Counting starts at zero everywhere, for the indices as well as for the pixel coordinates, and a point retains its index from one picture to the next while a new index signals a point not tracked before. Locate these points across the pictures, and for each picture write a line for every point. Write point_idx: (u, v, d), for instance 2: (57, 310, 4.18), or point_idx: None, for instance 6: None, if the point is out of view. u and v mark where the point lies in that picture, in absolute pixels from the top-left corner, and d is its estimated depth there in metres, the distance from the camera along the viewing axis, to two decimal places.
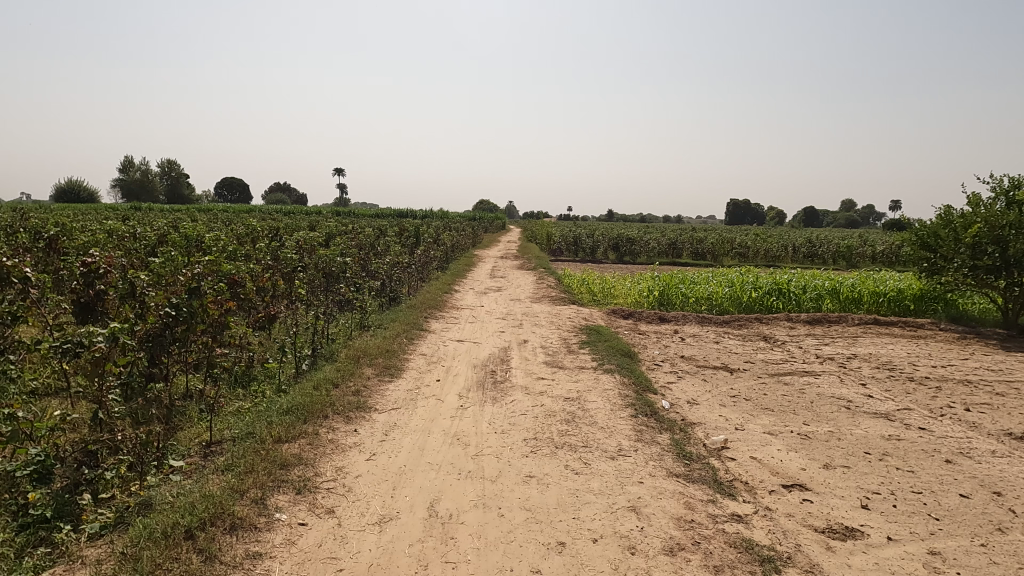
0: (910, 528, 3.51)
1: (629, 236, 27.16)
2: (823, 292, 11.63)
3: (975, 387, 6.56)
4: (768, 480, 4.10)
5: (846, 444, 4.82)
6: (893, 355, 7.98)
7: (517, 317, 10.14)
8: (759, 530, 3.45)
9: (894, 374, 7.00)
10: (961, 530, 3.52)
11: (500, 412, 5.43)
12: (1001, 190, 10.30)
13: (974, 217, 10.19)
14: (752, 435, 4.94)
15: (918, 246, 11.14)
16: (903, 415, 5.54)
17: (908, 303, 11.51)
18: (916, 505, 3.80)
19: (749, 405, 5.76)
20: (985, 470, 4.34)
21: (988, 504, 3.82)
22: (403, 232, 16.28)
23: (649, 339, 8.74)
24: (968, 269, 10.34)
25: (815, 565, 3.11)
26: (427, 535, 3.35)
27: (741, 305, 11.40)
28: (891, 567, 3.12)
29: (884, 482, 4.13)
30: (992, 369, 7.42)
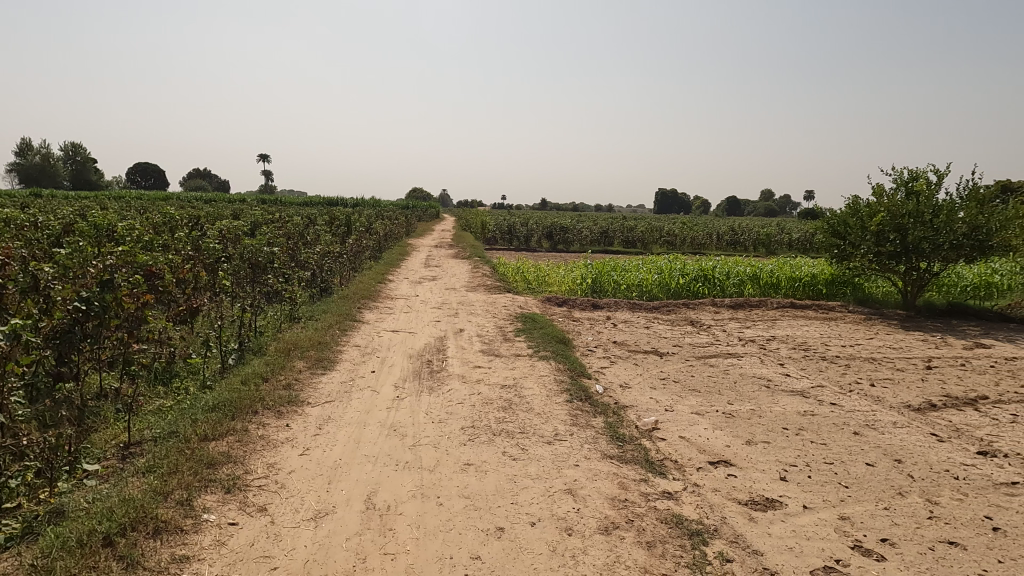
0: (823, 497, 3.77)
1: (563, 225, 27.56)
2: (744, 278, 12.20)
3: (879, 364, 7.09)
4: (696, 458, 4.30)
5: (766, 421, 5.11)
6: (807, 336, 8.52)
7: (453, 306, 10.11)
8: (687, 505, 3.61)
9: (808, 353, 7.47)
10: (867, 495, 3.81)
11: (437, 401, 5.41)
12: (901, 181, 11.11)
13: (878, 207, 11.00)
14: (680, 415, 5.15)
15: (829, 234, 11.80)
16: (816, 392, 5.92)
17: (820, 287, 12.29)
18: (828, 475, 4.09)
19: (678, 387, 6.01)
20: (888, 440, 4.71)
21: (890, 471, 4.16)
22: (333, 220, 15.84)
23: (582, 325, 8.93)
24: (873, 255, 11.12)
25: (739, 535, 3.29)
26: (365, 527, 3.31)
27: (668, 291, 11.85)
28: (807, 533, 3.34)
29: (800, 455, 4.41)
30: (893, 346, 8.06)
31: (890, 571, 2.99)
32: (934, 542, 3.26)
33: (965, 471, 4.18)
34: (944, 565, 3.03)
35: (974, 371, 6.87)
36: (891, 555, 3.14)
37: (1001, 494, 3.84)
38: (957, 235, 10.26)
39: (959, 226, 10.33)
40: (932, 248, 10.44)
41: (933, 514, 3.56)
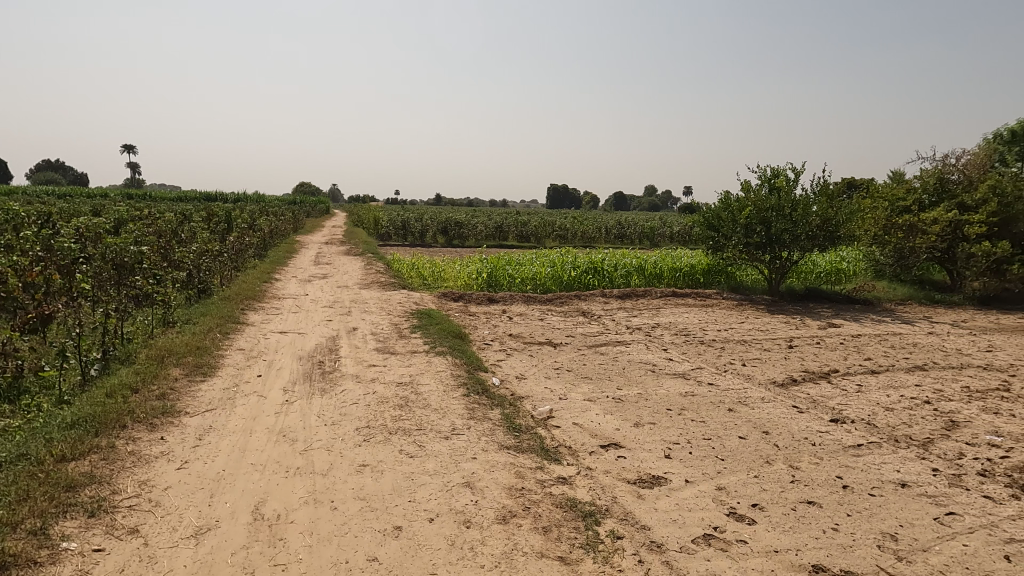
0: (702, 470, 4.07)
1: (457, 220, 27.45)
2: (631, 269, 12.83)
3: (749, 345, 7.75)
4: (588, 443, 4.48)
5: (652, 403, 5.43)
6: (687, 322, 9.14)
7: (346, 304, 9.79)
8: (581, 488, 3.75)
9: (688, 338, 8.01)
10: (740, 466, 4.16)
11: (330, 403, 5.22)
12: (765, 178, 12.17)
13: (746, 202, 12.00)
14: (574, 403, 5.34)
15: (704, 227, 12.67)
16: (696, 373, 6.37)
17: (698, 276, 13.18)
18: (707, 449, 4.41)
19: (571, 375, 6.22)
20: (757, 414, 5.17)
21: (759, 442, 4.57)
22: (211, 216, 14.77)
23: (479, 320, 8.99)
24: (743, 246, 12.12)
25: (628, 513, 3.47)
26: (252, 540, 3.14)
27: (561, 283, 12.23)
28: (688, 505, 3.59)
29: (682, 433, 4.73)
30: (760, 329, 8.84)
31: (760, 532, 3.28)
32: (796, 502, 3.62)
33: (820, 437, 4.68)
34: (804, 523, 3.37)
35: (826, 348, 7.70)
36: (761, 517, 3.45)
37: (849, 455, 4.34)
38: (811, 227, 11.54)
39: (812, 219, 11.61)
40: (791, 239, 11.65)
41: (795, 478, 3.96)
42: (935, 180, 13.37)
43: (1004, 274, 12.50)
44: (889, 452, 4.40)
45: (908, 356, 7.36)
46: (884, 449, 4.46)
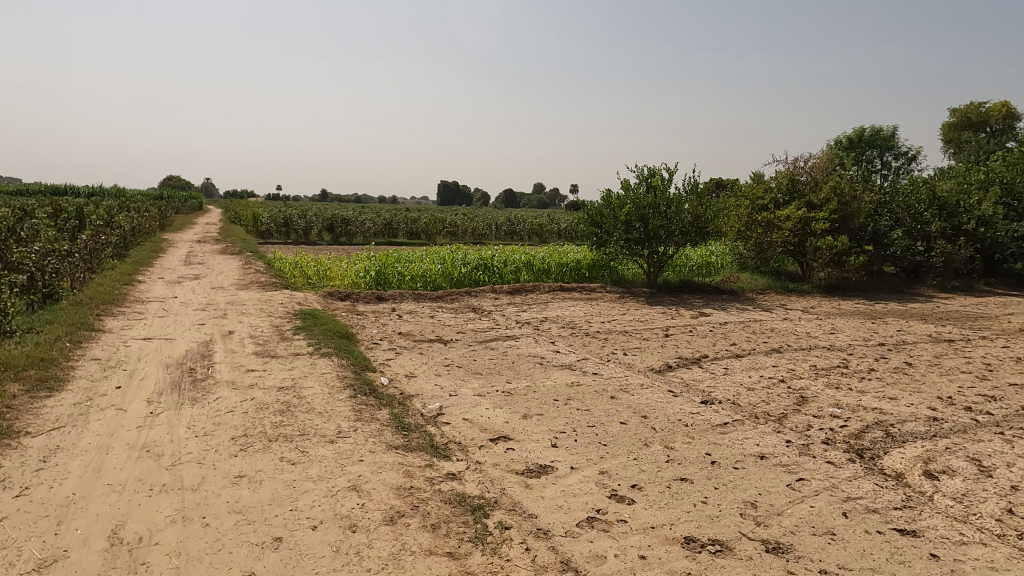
0: (587, 456, 4.24)
1: (344, 217, 26.49)
2: (520, 265, 13.08)
3: (630, 335, 8.18)
4: (478, 437, 4.51)
5: (539, 394, 5.57)
6: (574, 315, 9.48)
7: (221, 306, 9.15)
8: (470, 483, 3.78)
9: (574, 330, 8.31)
10: (621, 450, 4.38)
11: (202, 412, 4.85)
12: (643, 177, 12.90)
13: (626, 199, 12.68)
14: (464, 399, 5.35)
15: (588, 224, 13.15)
16: (581, 364, 6.63)
17: (584, 271, 13.67)
18: (591, 436, 4.61)
19: (462, 371, 6.24)
20: (637, 400, 5.47)
21: (638, 426, 4.84)
22: (58, 212, 13.17)
23: (367, 319, 8.75)
24: (624, 241, 12.78)
25: (516, 503, 3.54)
26: (109, 567, 2.85)
27: (451, 280, 12.21)
28: (573, 491, 3.73)
29: (568, 422, 4.90)
30: (640, 319, 9.36)
31: (638, 510, 3.48)
32: (671, 480, 3.88)
33: (692, 418, 5.05)
34: (677, 498, 3.62)
35: (698, 335, 8.31)
36: (639, 497, 3.65)
37: (717, 433, 4.72)
38: (685, 223, 12.49)
39: (685, 216, 12.54)
40: (667, 234, 12.51)
41: (670, 458, 4.23)
42: (787, 181, 14.84)
43: (843, 266, 14.12)
44: (751, 427, 4.84)
45: (766, 340, 8.12)
46: (746, 425, 4.89)
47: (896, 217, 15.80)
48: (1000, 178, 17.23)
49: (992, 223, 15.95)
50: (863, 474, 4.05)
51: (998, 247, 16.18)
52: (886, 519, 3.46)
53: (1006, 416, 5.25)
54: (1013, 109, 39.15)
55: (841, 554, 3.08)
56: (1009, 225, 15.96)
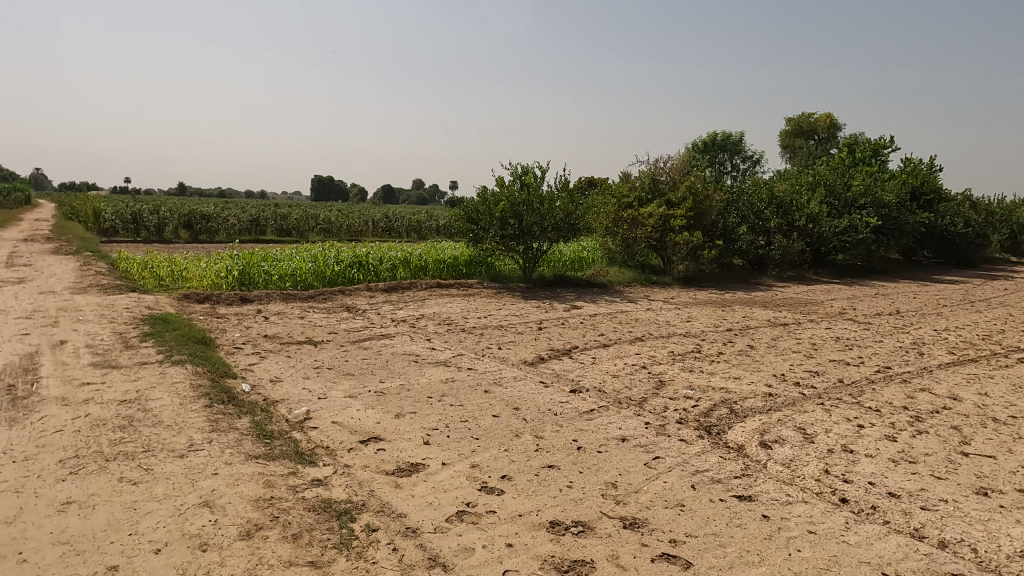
0: (458, 451, 4.26)
1: (204, 213, 24.47)
2: (396, 262, 12.84)
3: (505, 330, 8.33)
4: (346, 440, 4.38)
5: (413, 392, 5.51)
6: (450, 312, 9.49)
7: (50, 313, 8.08)
8: (336, 487, 3.66)
9: (450, 327, 8.31)
10: (493, 442, 4.45)
11: (22, 435, 4.26)
12: (517, 174, 13.22)
13: (501, 196, 12.96)
14: (333, 401, 5.17)
15: (464, 220, 13.19)
16: (457, 360, 6.65)
17: (462, 267, 13.70)
18: (463, 431, 4.64)
19: (332, 373, 6.01)
20: (509, 393, 5.59)
21: (510, 418, 4.94)
22: None
23: (227, 322, 8.14)
24: (500, 237, 13.02)
25: (385, 504, 3.48)
26: None
27: (324, 279, 11.73)
28: (444, 486, 3.74)
29: (441, 418, 4.89)
30: (515, 314, 9.58)
31: (507, 500, 3.56)
32: (539, 468, 4.01)
33: (561, 407, 5.25)
34: (544, 485, 3.75)
35: (569, 327, 8.65)
36: (508, 486, 3.74)
37: (583, 420, 4.95)
38: (557, 220, 13.08)
39: (556, 212, 13.15)
40: (540, 230, 13.02)
41: (539, 446, 4.37)
42: (649, 180, 15.90)
43: (698, 258, 15.55)
44: (614, 412, 5.13)
45: (631, 330, 8.65)
46: (610, 411, 5.18)
47: (742, 215, 17.50)
48: (824, 181, 19.67)
49: (818, 220, 18.19)
50: (710, 448, 4.45)
51: (823, 241, 18.47)
52: (727, 487, 3.83)
53: (825, 389, 6.02)
54: (835, 121, 44.84)
55: (688, 523, 3.36)
56: (831, 222, 18.30)
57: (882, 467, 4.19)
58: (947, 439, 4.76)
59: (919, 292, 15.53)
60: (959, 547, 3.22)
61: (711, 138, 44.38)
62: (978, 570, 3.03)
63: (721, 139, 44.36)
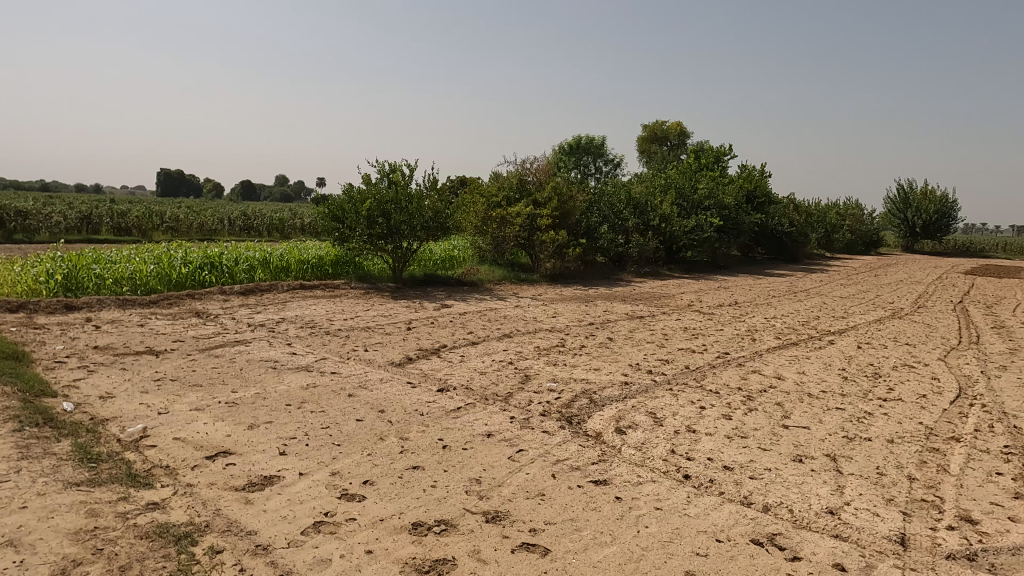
0: (317, 459, 4.08)
1: (20, 208, 21.26)
2: (254, 263, 12.03)
3: (372, 331, 8.12)
4: (190, 457, 4.02)
5: (269, 401, 5.19)
6: (314, 314, 9.07)
7: None
8: (176, 510, 3.34)
9: (313, 330, 7.94)
10: (355, 447, 4.31)
11: None
12: (384, 172, 12.99)
13: (367, 194, 12.66)
14: (176, 416, 4.72)
15: (329, 218, 12.67)
16: (319, 364, 6.36)
17: (327, 267, 13.14)
18: (324, 438, 4.45)
19: (176, 385, 5.49)
20: (375, 395, 5.46)
21: (375, 421, 4.82)
22: None
23: (47, 333, 7.14)
24: (367, 236, 12.70)
25: (232, 522, 3.24)
26: None
27: (169, 282, 10.70)
28: (300, 497, 3.56)
29: (299, 426, 4.65)
30: (384, 314, 9.38)
31: (368, 506, 3.47)
32: (403, 470, 3.95)
33: (428, 407, 5.22)
34: (407, 487, 3.70)
35: (438, 326, 8.62)
36: (370, 492, 3.64)
37: (450, 418, 4.96)
38: (426, 219, 13.04)
39: (425, 211, 13.11)
40: (408, 230, 12.90)
41: (404, 448, 4.31)
42: (517, 181, 16.31)
43: (563, 256, 16.33)
44: (481, 409, 5.19)
45: (499, 327, 8.80)
46: (477, 408, 5.24)
47: (603, 214, 18.50)
48: (674, 184, 21.37)
49: (670, 220, 19.74)
50: (571, 438, 4.65)
51: (675, 240, 20.07)
52: (585, 473, 4.03)
53: (674, 375, 6.54)
54: (683, 129, 48.89)
55: (548, 511, 3.49)
56: (681, 222, 19.93)
57: (720, 443, 4.64)
58: (772, 415, 5.37)
59: (754, 285, 17.40)
60: (779, 509, 3.64)
61: (576, 142, 46.42)
62: (792, 527, 3.45)
63: (584, 143, 46.59)
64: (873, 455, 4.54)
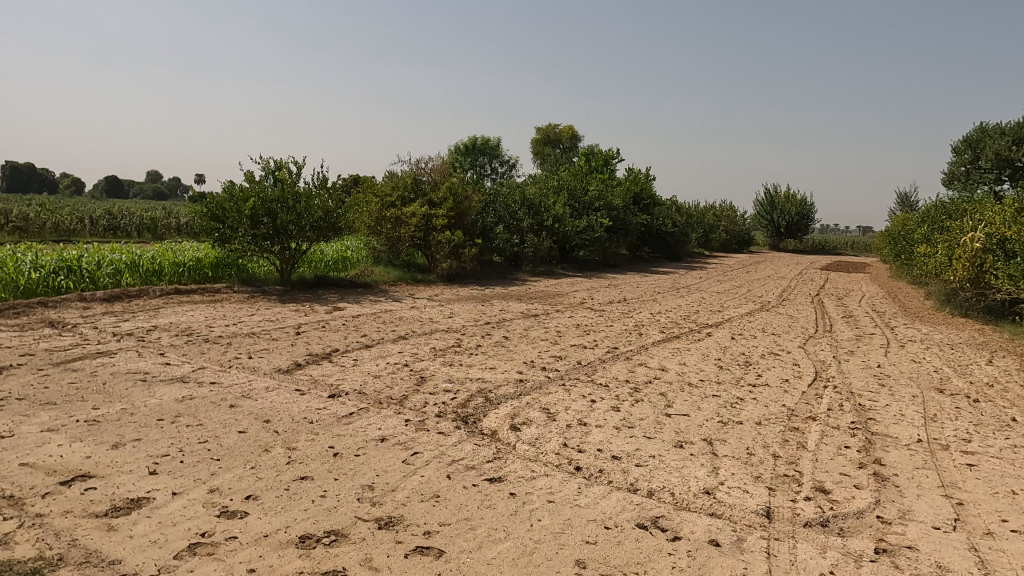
0: (193, 477, 3.79)
1: None
2: (120, 266, 10.97)
3: (257, 337, 7.67)
4: (41, 485, 3.59)
5: (138, 417, 4.76)
6: (191, 321, 8.42)
7: None
8: (22, 544, 2.97)
9: (190, 338, 7.37)
10: (237, 461, 4.06)
11: None
12: (269, 170, 12.35)
13: (250, 193, 11.97)
14: (23, 439, 4.20)
15: (207, 218, 11.83)
16: (197, 374, 5.92)
17: (206, 271, 12.25)
18: (201, 453, 4.14)
19: (23, 405, 4.87)
20: (259, 405, 5.16)
21: (259, 433, 4.56)
22: None
23: None
24: (250, 237, 11.99)
25: (92, 553, 2.94)
26: None
27: (16, 289, 9.49)
28: (174, 519, 3.29)
29: (173, 442, 4.30)
30: (270, 319, 8.89)
31: (251, 522, 3.27)
32: (290, 481, 3.77)
33: (317, 414, 5.02)
34: (294, 500, 3.54)
35: (330, 330, 8.31)
36: (253, 507, 3.44)
37: (342, 424, 4.80)
38: (316, 219, 12.57)
39: (315, 210, 12.64)
40: (297, 230, 12.35)
41: (291, 459, 4.12)
42: (411, 180, 16.11)
43: (459, 256, 16.34)
44: (374, 413, 5.07)
45: (394, 329, 8.64)
46: (370, 412, 5.10)
47: (499, 215, 18.70)
48: (567, 185, 22.04)
49: (563, 221, 20.35)
50: (466, 437, 4.66)
51: (568, 240, 20.70)
52: (480, 472, 4.05)
53: (567, 371, 6.75)
54: (575, 133, 50.57)
55: (442, 512, 3.48)
56: (573, 222, 20.61)
57: (608, 434, 4.84)
58: (656, 404, 5.69)
59: (641, 282, 18.34)
60: (662, 493, 3.86)
61: (472, 142, 46.59)
62: (673, 509, 3.68)
63: (480, 143, 46.87)
64: (744, 437, 4.95)
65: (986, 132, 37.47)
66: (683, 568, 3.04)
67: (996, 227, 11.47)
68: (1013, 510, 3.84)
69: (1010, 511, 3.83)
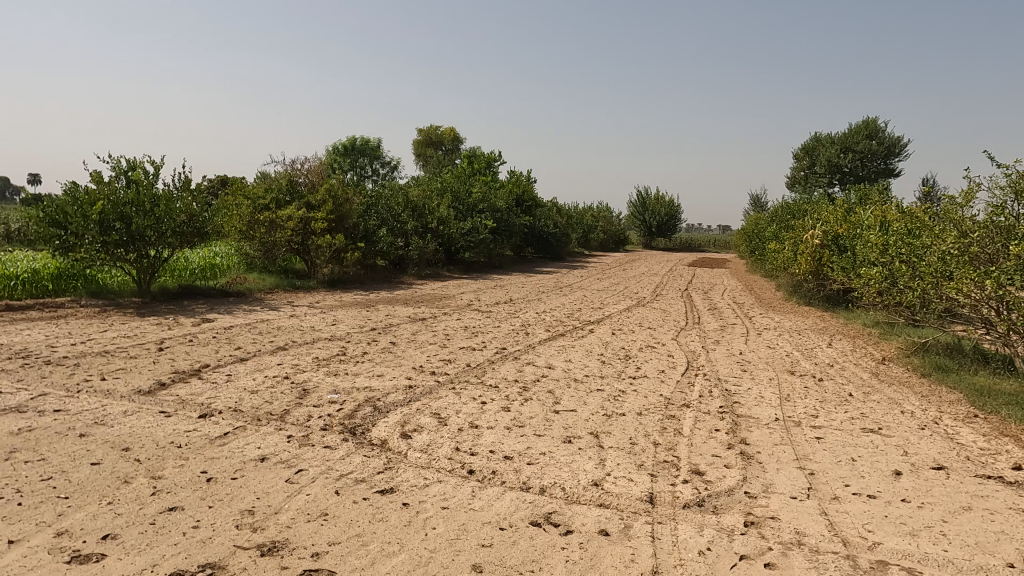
0: (36, 520, 3.32)
1: None
2: None
3: (111, 356, 6.89)
4: None
5: None
6: (27, 341, 7.39)
7: None
8: None
9: (26, 361, 6.45)
10: (90, 497, 3.61)
11: None
12: (120, 170, 11.16)
13: (97, 195, 10.75)
14: None
15: (45, 223, 10.46)
16: (36, 402, 5.19)
17: (45, 283, 10.84)
18: (45, 492, 3.64)
19: None
20: (116, 432, 4.64)
21: (117, 463, 4.10)
22: None
23: None
24: (99, 244, 10.76)
25: None
26: None
27: None
28: (11, 572, 2.86)
29: (7, 483, 3.74)
30: (126, 335, 8.04)
31: (109, 565, 2.93)
32: (156, 515, 3.42)
33: (186, 437, 4.60)
34: (161, 534, 3.22)
35: (199, 344, 7.67)
36: (111, 547, 3.08)
37: (215, 446, 4.44)
38: (178, 224, 11.58)
39: (176, 214, 11.62)
40: (156, 236, 11.29)
41: (156, 489, 3.74)
42: (287, 182, 15.30)
43: (341, 260, 15.76)
44: (252, 432, 4.74)
45: (272, 340, 8.13)
46: (247, 431, 4.77)
47: (382, 217, 18.27)
48: (450, 188, 22.03)
49: (447, 223, 20.28)
50: (355, 449, 4.50)
51: (452, 241, 20.66)
52: (370, 484, 3.93)
53: (457, 374, 6.73)
54: (457, 134, 50.76)
55: (331, 531, 3.32)
56: (458, 224, 20.62)
57: (501, 435, 4.89)
58: (544, 402, 5.84)
59: (526, 281, 18.78)
60: (553, 489, 3.96)
61: (351, 142, 45.11)
62: (565, 504, 3.79)
63: (360, 144, 45.61)
64: (626, 428, 5.20)
65: (819, 142, 42.37)
66: (576, 561, 3.14)
67: (831, 226, 13.01)
68: (854, 475, 4.37)
69: (851, 476, 4.35)
